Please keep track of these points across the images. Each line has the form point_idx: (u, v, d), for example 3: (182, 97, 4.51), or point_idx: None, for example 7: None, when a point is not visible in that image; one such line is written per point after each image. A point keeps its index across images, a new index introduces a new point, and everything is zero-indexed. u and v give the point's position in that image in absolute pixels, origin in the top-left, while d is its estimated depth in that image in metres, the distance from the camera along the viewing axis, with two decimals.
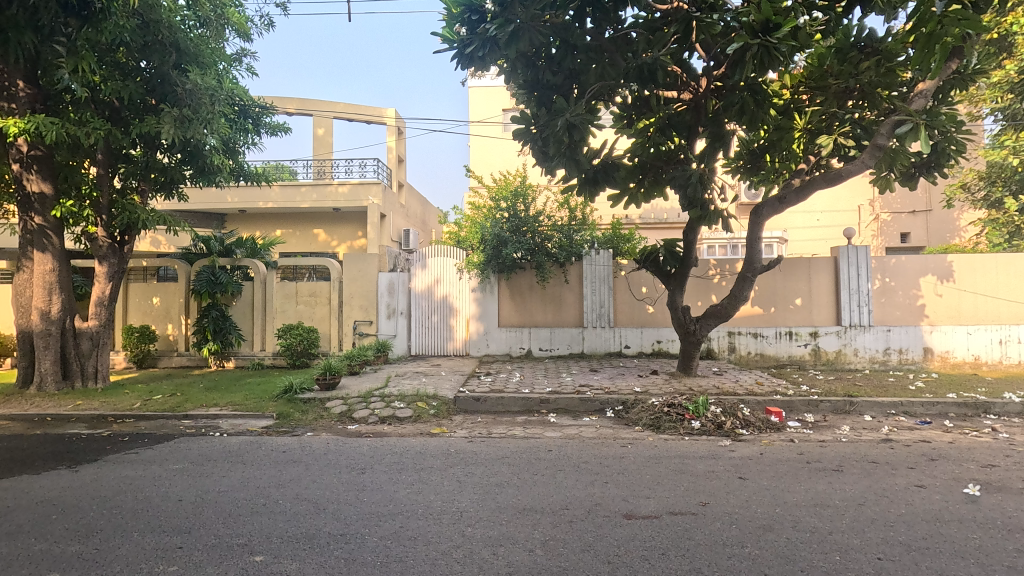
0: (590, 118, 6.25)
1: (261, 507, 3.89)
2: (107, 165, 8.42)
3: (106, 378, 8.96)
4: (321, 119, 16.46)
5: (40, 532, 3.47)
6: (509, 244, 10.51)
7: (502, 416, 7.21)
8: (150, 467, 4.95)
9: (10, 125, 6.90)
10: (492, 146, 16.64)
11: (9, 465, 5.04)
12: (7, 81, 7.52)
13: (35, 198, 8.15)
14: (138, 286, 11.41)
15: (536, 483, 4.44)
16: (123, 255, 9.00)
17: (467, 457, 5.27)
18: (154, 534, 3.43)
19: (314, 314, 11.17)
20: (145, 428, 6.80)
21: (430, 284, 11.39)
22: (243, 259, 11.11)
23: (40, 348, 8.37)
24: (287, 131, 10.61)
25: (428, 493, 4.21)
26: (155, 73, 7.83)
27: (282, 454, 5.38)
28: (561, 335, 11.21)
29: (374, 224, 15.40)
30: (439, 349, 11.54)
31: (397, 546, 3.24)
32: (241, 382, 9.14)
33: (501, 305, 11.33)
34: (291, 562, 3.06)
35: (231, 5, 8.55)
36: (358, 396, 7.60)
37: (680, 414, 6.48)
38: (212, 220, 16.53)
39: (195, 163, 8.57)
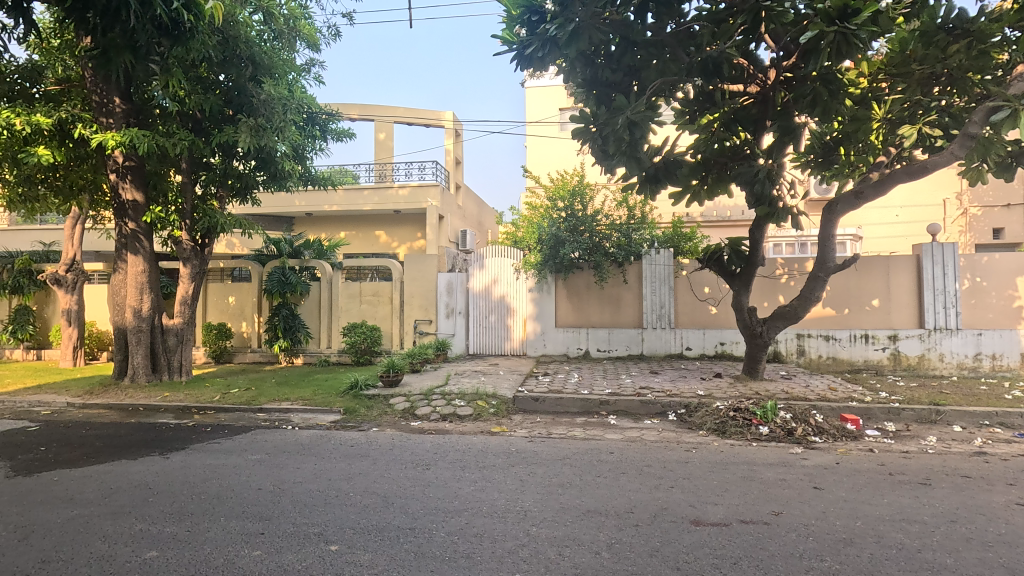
0: (652, 115, 6.12)
1: (333, 499, 4.07)
2: (190, 173, 9.03)
3: (189, 371, 9.59)
4: (382, 124, 16.98)
5: (139, 513, 3.77)
6: (566, 244, 10.49)
7: (561, 417, 7.19)
8: (231, 457, 5.27)
9: (108, 138, 7.51)
10: (549, 146, 16.62)
11: (109, 451, 5.50)
12: (105, 97, 8.19)
13: (128, 205, 8.82)
14: (215, 285, 12.13)
15: (599, 484, 4.41)
16: (204, 258, 9.64)
17: (528, 457, 5.29)
18: (238, 519, 3.65)
19: (376, 313, 11.53)
20: (225, 419, 7.25)
21: (487, 284, 11.51)
22: (310, 260, 11.64)
23: (133, 343, 9.07)
24: (352, 136, 11.03)
25: (491, 491, 4.26)
26: (232, 86, 8.32)
27: (350, 448, 5.61)
28: (620, 335, 11.05)
29: (433, 225, 15.72)
30: (497, 349, 11.62)
31: (464, 542, 3.31)
32: (310, 378, 9.57)
33: (558, 305, 11.30)
34: (364, 552, 3.17)
35: (302, 18, 8.95)
36: (420, 394, 7.79)
37: (746, 419, 6.25)
38: (281, 223, 17.40)
39: (267, 169, 9.13)
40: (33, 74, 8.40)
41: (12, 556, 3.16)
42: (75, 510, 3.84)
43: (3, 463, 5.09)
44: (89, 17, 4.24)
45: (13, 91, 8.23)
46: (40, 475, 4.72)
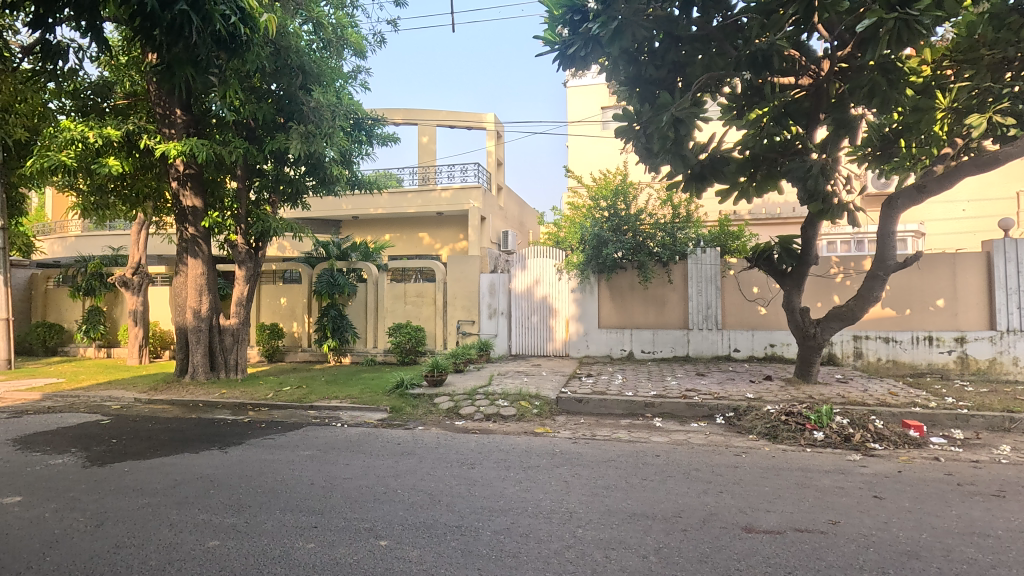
0: (698, 111, 5.96)
1: (382, 495, 4.17)
2: (245, 179, 9.46)
3: (244, 370, 10.00)
4: (426, 128, 17.26)
5: (201, 504, 3.96)
6: (609, 244, 10.40)
7: (606, 418, 7.12)
8: (285, 452, 5.48)
9: (171, 148, 7.93)
10: (590, 146, 16.51)
11: (172, 444, 5.81)
12: (167, 109, 8.64)
13: (187, 211, 9.28)
14: (268, 287, 12.62)
15: (645, 487, 4.35)
16: (258, 260, 10.03)
17: (573, 458, 5.26)
18: (292, 513, 3.79)
19: (421, 314, 11.71)
20: (278, 416, 7.53)
21: (530, 285, 11.51)
22: (357, 262, 11.95)
23: (193, 342, 9.56)
24: (396, 141, 11.26)
25: (536, 491, 4.26)
26: (284, 94, 8.65)
27: (398, 445, 5.73)
28: (665, 336, 10.86)
29: (475, 226, 15.87)
30: (539, 349, 11.58)
31: (510, 542, 3.32)
32: (357, 377, 9.82)
33: (602, 305, 11.19)
34: (413, 548, 3.23)
35: (350, 26, 9.20)
36: (464, 393, 7.88)
37: (799, 423, 6.03)
38: (329, 226, 17.94)
39: (317, 174, 9.45)
40: (103, 89, 8.97)
41: (90, 541, 3.38)
42: (144, 499, 4.08)
43: (79, 454, 5.46)
44: (154, 34, 4.45)
45: (86, 106, 8.83)
46: (111, 465, 5.03)
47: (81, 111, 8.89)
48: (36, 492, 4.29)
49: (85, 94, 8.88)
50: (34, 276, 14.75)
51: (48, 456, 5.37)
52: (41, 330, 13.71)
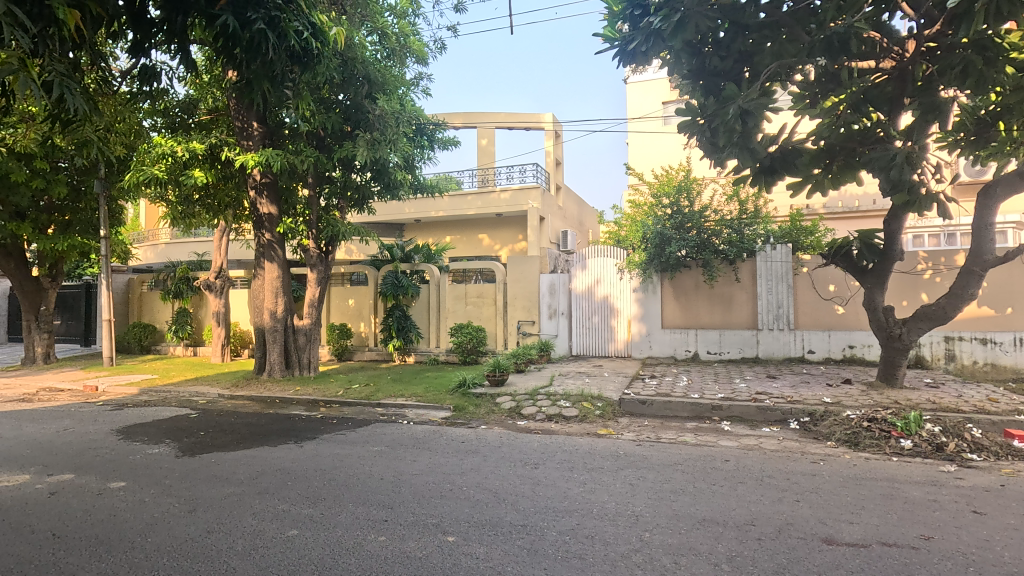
0: (767, 102, 5.66)
1: (448, 492, 4.25)
2: (316, 186, 9.87)
3: (316, 368, 10.46)
4: (485, 130, 17.47)
5: (281, 495, 4.20)
6: (672, 243, 10.13)
7: (671, 421, 6.94)
8: (355, 447, 5.71)
9: (249, 159, 8.43)
10: (651, 142, 16.18)
11: (253, 438, 6.19)
12: (245, 122, 9.20)
13: (264, 218, 9.82)
14: (337, 289, 13.16)
15: (714, 493, 4.20)
16: (328, 264, 10.49)
17: (638, 460, 5.16)
18: (364, 506, 3.93)
19: (482, 314, 11.83)
20: (347, 413, 7.85)
21: (590, 285, 11.38)
22: (420, 264, 12.22)
23: (270, 342, 10.11)
24: (457, 144, 11.48)
25: (601, 493, 4.21)
26: (350, 104, 9.00)
27: (462, 444, 5.83)
28: (732, 337, 10.46)
29: (535, 226, 15.89)
30: (601, 350, 11.42)
31: (576, 543, 3.30)
32: (421, 376, 10.07)
33: (665, 305, 10.93)
34: (480, 545, 3.28)
35: (412, 34, 9.43)
36: (526, 393, 7.91)
37: (884, 431, 5.63)
38: (393, 229, 18.51)
39: (382, 180, 9.78)
40: (190, 107, 9.72)
41: (185, 525, 3.66)
42: (230, 489, 4.37)
43: (173, 445, 5.91)
44: (235, 52, 4.70)
45: (175, 123, 9.62)
46: (200, 456, 5.42)
47: (170, 127, 9.69)
48: (137, 478, 4.68)
49: (174, 111, 9.66)
50: (130, 281, 16.09)
51: (147, 446, 5.85)
52: (138, 330, 14.96)
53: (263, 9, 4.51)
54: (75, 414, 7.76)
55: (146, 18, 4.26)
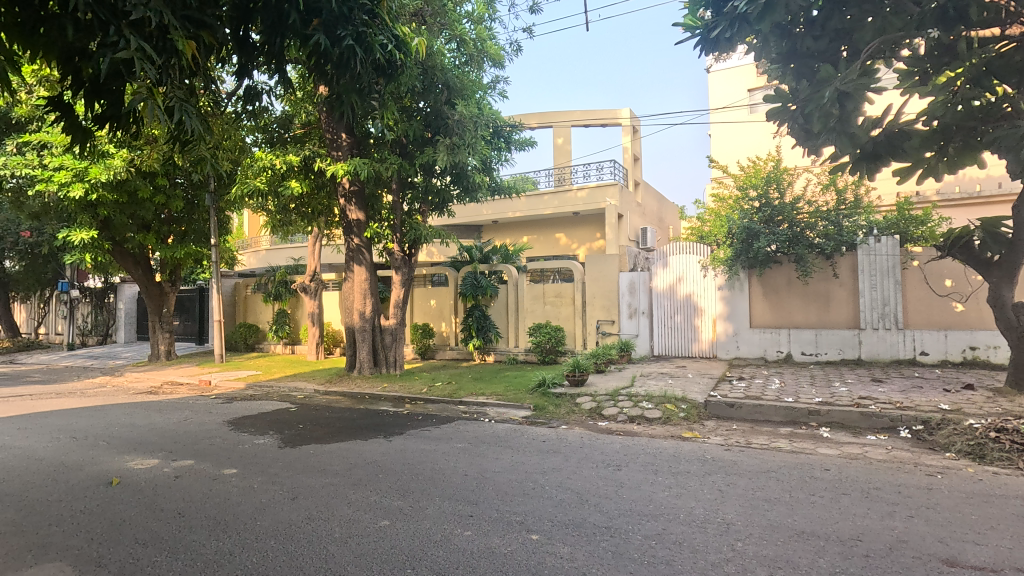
0: (869, 82, 5.17)
1: (531, 491, 4.28)
2: (400, 191, 10.31)
3: (401, 366, 10.88)
4: (561, 130, 17.43)
5: (373, 486, 4.42)
6: (761, 237, 9.56)
7: (762, 425, 6.58)
8: (440, 443, 5.88)
9: (339, 168, 8.92)
10: (736, 133, 15.44)
11: (346, 432, 6.56)
12: (334, 134, 9.73)
13: (353, 224, 10.35)
14: (420, 290, 13.64)
15: (814, 504, 3.93)
16: (411, 266, 10.91)
17: (726, 466, 4.94)
18: (450, 501, 4.05)
19: (560, 314, 11.77)
20: (432, 409, 8.12)
21: (672, 283, 11.03)
22: (498, 264, 12.41)
23: (360, 341, 10.65)
24: (533, 145, 11.55)
25: (688, 499, 4.07)
26: (431, 111, 9.31)
27: (543, 443, 5.86)
28: (831, 337, 9.74)
29: (613, 224, 15.64)
30: (684, 350, 11.04)
31: (663, 548, 3.22)
32: (502, 375, 10.21)
33: (754, 303, 10.37)
34: (563, 545, 3.28)
35: (489, 39, 9.58)
36: (606, 394, 7.79)
37: (1016, 443, 5.02)
38: (472, 231, 18.93)
39: (461, 183, 10.04)
40: (286, 122, 10.47)
41: (289, 510, 3.95)
42: (327, 479, 4.66)
43: (276, 436, 6.39)
44: (327, 69, 4.98)
45: (273, 137, 10.43)
46: (300, 447, 5.82)
47: (270, 142, 10.49)
48: (246, 466, 5.11)
49: (273, 127, 10.44)
50: (237, 285, 17.58)
51: (253, 437, 6.37)
52: (244, 330, 16.31)
53: (352, 26, 4.77)
54: (194, 406, 8.61)
55: (249, 43, 4.57)
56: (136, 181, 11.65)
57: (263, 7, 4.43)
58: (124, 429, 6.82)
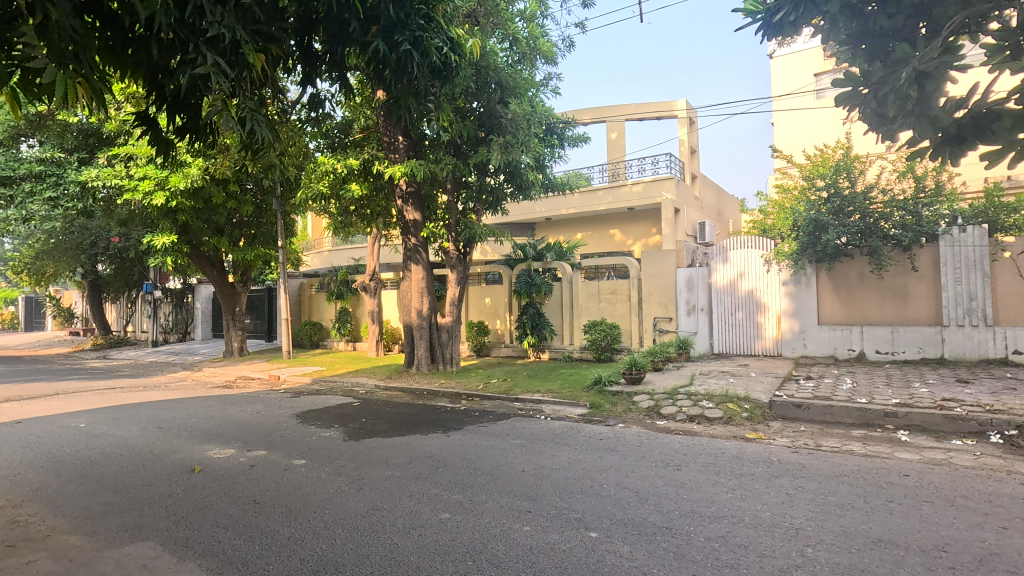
0: (953, 59, 4.72)
1: (588, 488, 4.27)
2: (455, 191, 10.47)
3: (457, 363, 11.07)
4: (614, 124, 17.16)
5: (433, 480, 4.53)
6: (830, 230, 9.07)
7: (833, 427, 6.26)
8: (498, 439, 5.95)
9: (397, 171, 9.15)
10: (801, 120, 14.72)
11: (406, 426, 6.75)
12: (391, 136, 9.96)
13: (410, 224, 10.60)
14: (474, 288, 13.81)
15: (892, 511, 3.70)
16: (466, 264, 11.06)
17: (794, 468, 4.74)
18: (509, 497, 4.09)
19: (616, 311, 11.62)
20: (489, 406, 8.23)
21: (733, 279, 10.65)
22: (552, 262, 12.40)
23: (417, 338, 10.91)
24: (586, 140, 11.45)
25: (753, 501, 3.93)
26: (484, 111, 9.40)
27: (600, 441, 5.82)
28: (909, 334, 9.13)
29: (669, 219, 15.26)
30: (747, 348, 10.64)
31: (727, 551, 3.13)
32: (556, 372, 10.20)
33: (823, 299, 9.86)
34: (623, 544, 3.25)
35: (541, 36, 9.60)
36: (664, 393, 7.64)
37: None
38: (526, 229, 18.99)
39: (514, 181, 10.12)
40: (346, 127, 10.87)
41: (355, 501, 4.11)
42: (389, 471, 4.81)
43: (341, 429, 6.67)
44: (386, 74, 5.12)
45: (334, 142, 10.85)
46: (364, 441, 6.04)
47: (331, 147, 10.91)
48: (314, 457, 5.36)
49: (334, 132, 10.86)
50: (302, 285, 18.41)
51: (320, 430, 6.67)
52: (309, 328, 17.06)
53: (409, 31, 4.88)
54: (265, 400, 9.09)
55: (313, 52, 4.80)
56: (211, 188, 12.39)
57: (325, 17, 4.61)
58: (203, 421, 7.30)
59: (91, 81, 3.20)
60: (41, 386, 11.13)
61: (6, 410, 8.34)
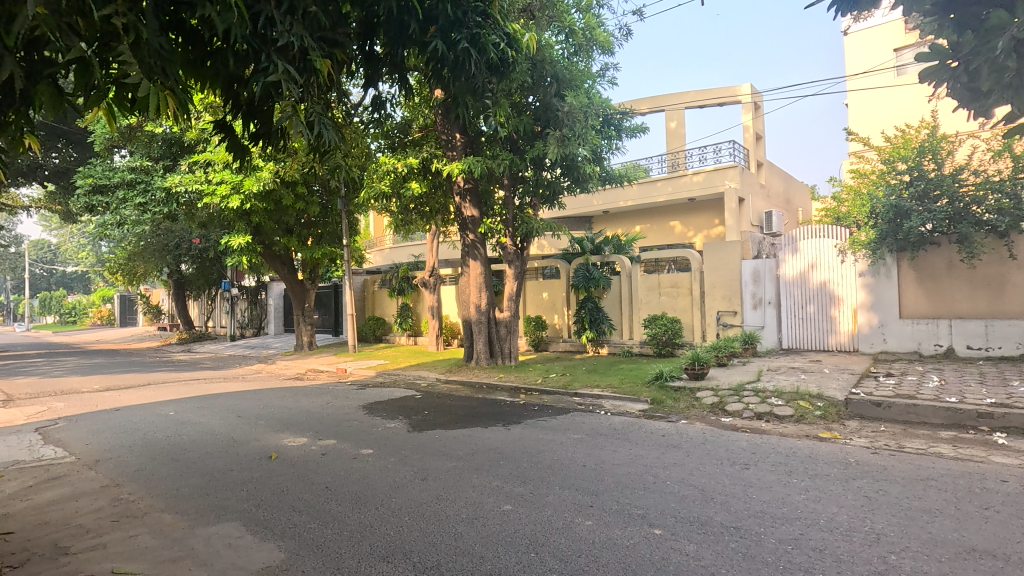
0: None
1: (652, 484, 4.20)
2: (512, 186, 10.53)
3: (516, 357, 11.14)
4: (673, 113, 16.67)
5: (494, 472, 4.59)
6: (913, 216, 8.41)
7: (917, 428, 5.84)
8: (558, 434, 5.94)
9: (455, 168, 9.29)
10: (879, 99, 13.76)
11: (467, 419, 6.86)
12: (449, 134, 10.13)
13: (468, 220, 10.72)
14: (532, 283, 13.82)
15: (987, 520, 3.42)
16: (524, 259, 11.09)
17: (874, 470, 4.47)
18: (571, 491, 4.08)
19: (677, 305, 11.34)
20: (548, 400, 8.23)
21: (803, 270, 10.15)
22: (610, 255, 12.23)
23: (476, 333, 11.06)
24: (644, 131, 11.19)
25: (829, 504, 3.74)
26: (540, 105, 9.37)
27: (662, 437, 5.70)
28: (1006, 328, 8.35)
29: (733, 209, 14.68)
30: (819, 343, 10.12)
31: (801, 555, 3.00)
32: (616, 367, 10.06)
33: (905, 291, 9.21)
34: (689, 542, 3.18)
35: (597, 26, 9.45)
36: (730, 389, 7.38)
37: None
38: (583, 223, 18.84)
39: (571, 174, 10.07)
40: (405, 127, 11.14)
41: (420, 490, 4.23)
42: (452, 463, 4.92)
43: (405, 421, 6.87)
44: (444, 73, 5.19)
45: (394, 142, 11.14)
46: (427, 432, 6.20)
47: (392, 147, 11.22)
48: (380, 447, 5.56)
49: (394, 132, 11.16)
50: (365, 281, 19.08)
51: (385, 421, 6.91)
52: (372, 322, 17.68)
53: (466, 29, 4.94)
54: (333, 392, 9.51)
55: (374, 56, 4.95)
56: (281, 191, 13.03)
57: (386, 20, 4.71)
58: (278, 411, 7.73)
59: (176, 93, 3.43)
60: (136, 376, 12.12)
61: (107, 398, 9.15)
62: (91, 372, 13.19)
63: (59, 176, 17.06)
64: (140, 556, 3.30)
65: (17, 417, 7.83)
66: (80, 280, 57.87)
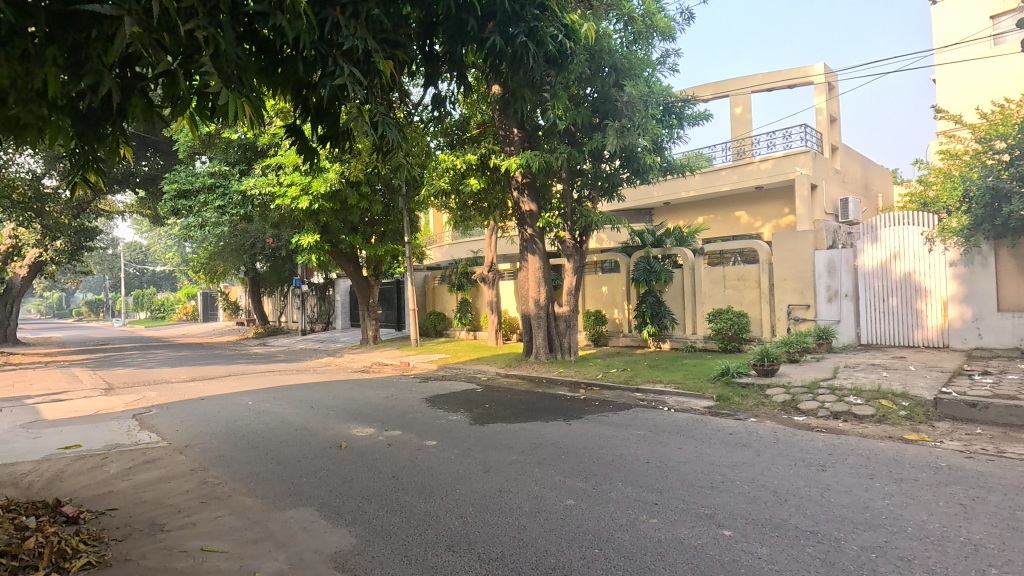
0: None
1: (720, 484, 4.06)
2: (570, 179, 10.49)
3: (576, 352, 11.04)
4: (738, 98, 15.96)
5: (556, 467, 4.58)
6: (1015, 199, 7.63)
7: (1020, 431, 5.33)
8: (620, 430, 5.85)
9: (513, 163, 9.32)
10: (971, 72, 12.64)
11: (527, 413, 6.89)
12: (507, 129, 10.15)
13: (526, 215, 10.69)
14: (591, 277, 13.67)
15: None
16: (583, 253, 10.99)
17: (970, 476, 4.12)
18: (634, 487, 4.02)
19: (743, 298, 10.85)
20: (609, 396, 8.13)
21: (884, 260, 9.55)
22: (672, 248, 11.91)
23: (536, 327, 11.07)
24: (708, 118, 10.81)
25: (917, 510, 3.48)
26: (598, 96, 9.25)
27: (730, 435, 5.49)
28: None
29: (805, 197, 13.90)
30: (903, 338, 9.45)
31: (886, 564, 2.81)
32: (679, 363, 9.79)
33: (1004, 282, 8.40)
34: (761, 545, 3.05)
35: (658, 12, 9.21)
36: (803, 386, 7.01)
37: None
38: (643, 215, 18.44)
39: (631, 165, 9.90)
40: (463, 124, 11.27)
41: (483, 482, 4.29)
42: (513, 456, 4.95)
43: (467, 414, 6.99)
44: (502, 67, 5.19)
45: (453, 139, 11.32)
46: (488, 425, 6.28)
47: (450, 144, 11.40)
48: (444, 439, 5.68)
49: (453, 130, 11.33)
50: (426, 277, 19.52)
51: (448, 413, 7.04)
52: (433, 317, 18.08)
53: (524, 22, 4.94)
54: (397, 384, 9.81)
55: (434, 54, 5.05)
56: (346, 191, 13.55)
57: (444, 18, 4.74)
58: (346, 402, 8.06)
59: (251, 100, 3.62)
60: (217, 368, 12.98)
61: (194, 388, 9.86)
62: (178, 363, 14.22)
63: (148, 182, 18.45)
64: (226, 535, 3.54)
65: (118, 404, 8.57)
66: (168, 279, 62.47)
